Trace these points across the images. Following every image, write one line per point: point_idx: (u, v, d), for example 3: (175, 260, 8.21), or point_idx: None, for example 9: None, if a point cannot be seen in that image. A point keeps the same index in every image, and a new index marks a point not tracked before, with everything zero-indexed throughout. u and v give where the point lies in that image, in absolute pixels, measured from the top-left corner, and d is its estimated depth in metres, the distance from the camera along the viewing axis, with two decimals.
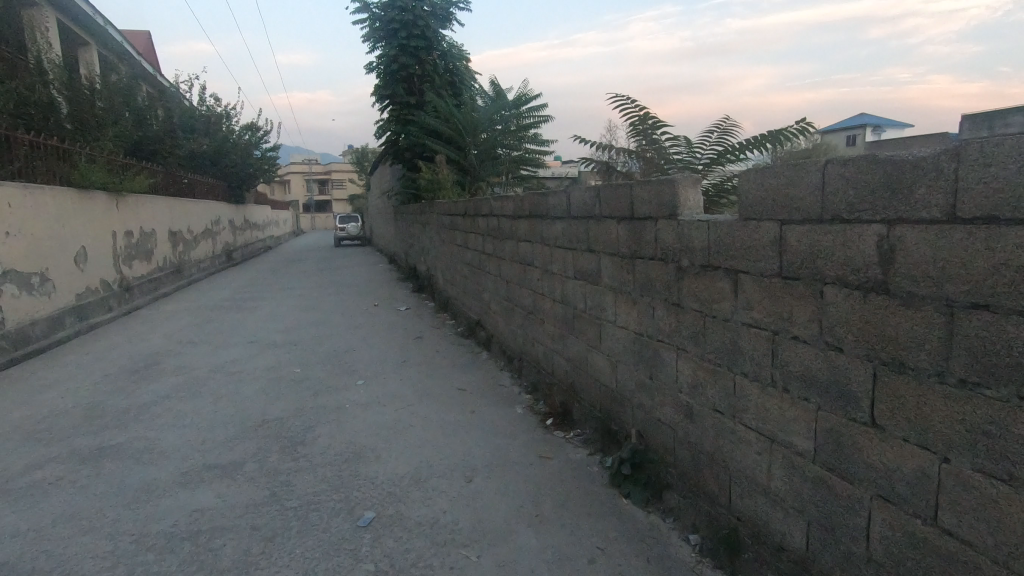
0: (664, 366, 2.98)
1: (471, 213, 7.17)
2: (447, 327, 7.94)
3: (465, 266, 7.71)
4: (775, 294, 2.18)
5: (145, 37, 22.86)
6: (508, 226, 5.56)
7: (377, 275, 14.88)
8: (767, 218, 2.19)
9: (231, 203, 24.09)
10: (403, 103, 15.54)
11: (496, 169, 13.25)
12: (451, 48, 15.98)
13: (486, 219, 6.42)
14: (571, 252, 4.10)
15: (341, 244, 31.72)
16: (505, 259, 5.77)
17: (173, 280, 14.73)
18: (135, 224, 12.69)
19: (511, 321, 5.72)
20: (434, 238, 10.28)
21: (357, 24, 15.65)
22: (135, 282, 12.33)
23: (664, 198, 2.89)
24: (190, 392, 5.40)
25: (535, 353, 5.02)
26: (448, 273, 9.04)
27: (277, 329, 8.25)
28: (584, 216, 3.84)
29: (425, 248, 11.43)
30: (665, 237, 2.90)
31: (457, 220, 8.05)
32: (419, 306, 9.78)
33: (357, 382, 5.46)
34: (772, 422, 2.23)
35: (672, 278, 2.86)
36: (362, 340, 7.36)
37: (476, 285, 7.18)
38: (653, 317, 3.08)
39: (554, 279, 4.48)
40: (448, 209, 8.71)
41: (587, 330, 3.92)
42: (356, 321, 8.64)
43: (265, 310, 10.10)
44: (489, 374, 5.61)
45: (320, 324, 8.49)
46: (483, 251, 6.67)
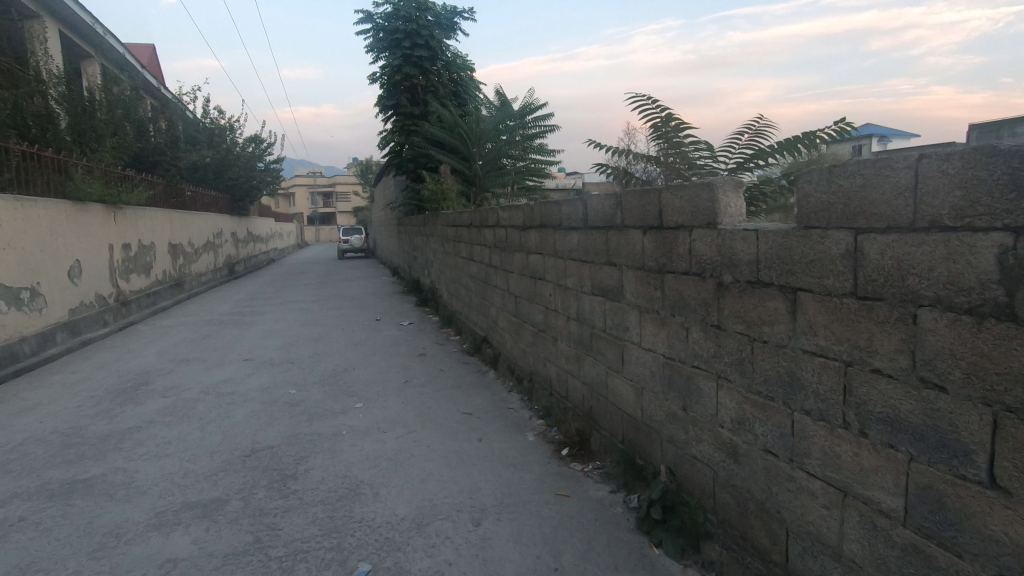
0: (701, 397, 2.61)
1: (477, 224, 6.85)
2: (452, 343, 7.58)
3: (470, 280, 7.37)
4: (847, 318, 1.81)
5: (150, 50, 22.83)
6: (517, 237, 5.23)
7: (380, 288, 14.57)
8: (836, 226, 1.83)
9: (235, 215, 23.92)
10: (407, 113, 15.32)
11: (502, 181, 12.96)
12: (456, 57, 15.78)
13: (493, 230, 6.09)
14: (587, 266, 3.75)
15: (346, 256, 31.52)
16: (514, 273, 5.42)
17: (172, 293, 14.46)
18: (133, 237, 12.44)
19: (520, 339, 5.36)
20: (438, 250, 9.96)
21: (360, 34, 15.49)
22: (133, 296, 12.05)
23: (701, 204, 2.53)
24: (177, 416, 5.05)
25: (547, 374, 4.66)
26: (452, 287, 8.70)
27: (274, 346, 7.91)
28: (603, 226, 3.49)
29: (429, 261, 11.11)
30: (702, 249, 2.53)
31: (462, 232, 7.73)
32: (423, 321, 9.43)
33: (356, 404, 5.10)
34: (845, 473, 1.86)
35: (710, 296, 2.50)
36: (363, 357, 7.02)
37: (482, 299, 6.83)
38: (686, 340, 2.71)
39: (568, 295, 4.12)
40: (452, 220, 8.40)
41: (607, 351, 3.55)
42: (356, 337, 8.29)
43: (263, 326, 9.77)
44: (497, 396, 5.24)
45: (319, 340, 8.15)
46: (490, 264, 6.32)
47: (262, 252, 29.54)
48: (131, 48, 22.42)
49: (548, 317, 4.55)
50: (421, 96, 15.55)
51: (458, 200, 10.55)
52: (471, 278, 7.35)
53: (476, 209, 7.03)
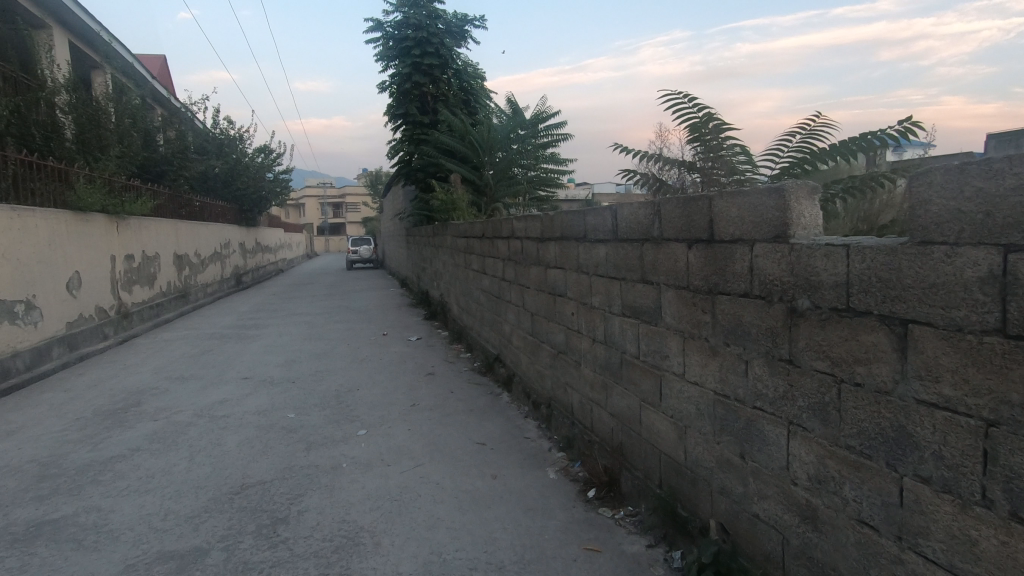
0: (765, 445, 2.17)
1: (490, 235, 6.46)
2: (462, 361, 7.16)
3: (482, 294, 6.96)
4: (991, 364, 1.38)
5: (160, 61, 22.82)
6: (534, 250, 4.82)
7: (388, 300, 14.20)
8: (973, 242, 1.40)
9: (243, 226, 23.74)
10: (417, 122, 15.07)
11: (514, 191, 12.59)
12: (466, 66, 15.54)
13: (507, 242, 5.69)
14: (617, 283, 3.33)
15: (354, 267, 31.32)
16: (530, 288, 5.01)
17: (176, 305, 14.18)
18: (137, 247, 12.19)
19: (537, 361, 4.93)
20: (447, 262, 9.58)
21: (370, 43, 15.29)
22: (135, 308, 11.75)
23: (766, 213, 2.11)
24: (165, 443, 4.66)
25: (569, 401, 4.22)
26: (462, 301, 8.30)
27: (276, 362, 7.53)
28: (636, 238, 3.07)
29: (438, 272, 10.73)
30: (767, 267, 2.11)
31: (473, 243, 7.34)
32: (432, 336, 9.03)
33: (359, 431, 4.69)
34: (984, 565, 1.42)
35: (779, 325, 2.06)
36: (367, 376, 6.62)
37: (495, 315, 6.42)
38: (745, 375, 2.27)
39: (593, 315, 3.70)
40: (463, 230, 8.02)
41: (641, 381, 3.12)
42: (362, 353, 7.90)
43: (266, 340, 9.42)
44: (512, 423, 4.81)
45: (323, 356, 7.77)
46: (503, 277, 5.91)
47: (270, 263, 29.34)
48: (141, 59, 22.42)
49: (570, 339, 4.12)
50: (431, 105, 15.30)
51: (468, 209, 10.13)
52: (482, 292, 6.94)
53: (488, 219, 6.65)
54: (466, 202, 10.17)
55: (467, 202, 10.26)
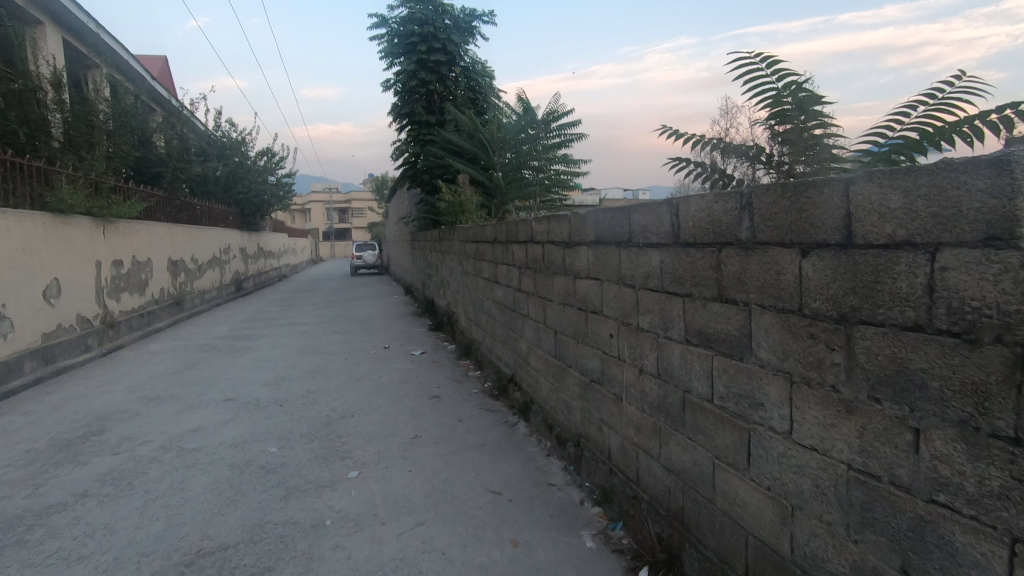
0: (954, 566, 1.40)
1: (503, 239, 5.71)
2: (472, 381, 6.38)
3: (495, 305, 6.19)
4: None
5: (161, 62, 22.27)
6: (559, 256, 4.05)
7: (392, 309, 13.46)
8: None
9: (244, 230, 23.11)
10: (423, 122, 14.39)
11: (526, 193, 11.84)
12: (475, 62, 14.84)
13: (524, 247, 4.93)
14: (679, 301, 2.55)
15: (358, 273, 30.67)
16: (553, 302, 4.24)
17: (169, 313, 13.51)
18: (126, 252, 11.52)
19: (563, 389, 4.16)
20: (455, 269, 8.83)
21: (373, 39, 14.63)
22: (122, 317, 11.06)
23: (964, 201, 1.34)
24: (120, 486, 3.91)
25: (605, 443, 3.44)
26: (472, 311, 7.54)
27: (265, 380, 6.80)
28: (711, 242, 2.30)
29: (444, 280, 9.99)
30: (967, 285, 1.34)
31: (484, 247, 6.56)
32: (437, 350, 8.26)
33: (349, 474, 3.93)
34: None
35: (992, 380, 1.29)
36: (365, 398, 5.86)
37: (509, 330, 5.66)
38: (912, 450, 1.50)
39: (641, 340, 2.93)
40: (472, 232, 7.25)
41: (716, 433, 2.34)
42: (360, 370, 7.14)
43: (258, 353, 8.70)
44: (532, 463, 4.03)
45: (317, 373, 7.03)
46: (520, 288, 5.14)
47: (272, 268, 28.69)
48: (141, 60, 21.88)
49: (607, 365, 3.35)
50: (438, 104, 14.62)
51: (486, 214, 9.47)
52: (495, 303, 6.17)
53: (500, 221, 5.90)
54: (484, 207, 9.49)
55: (485, 207, 9.58)
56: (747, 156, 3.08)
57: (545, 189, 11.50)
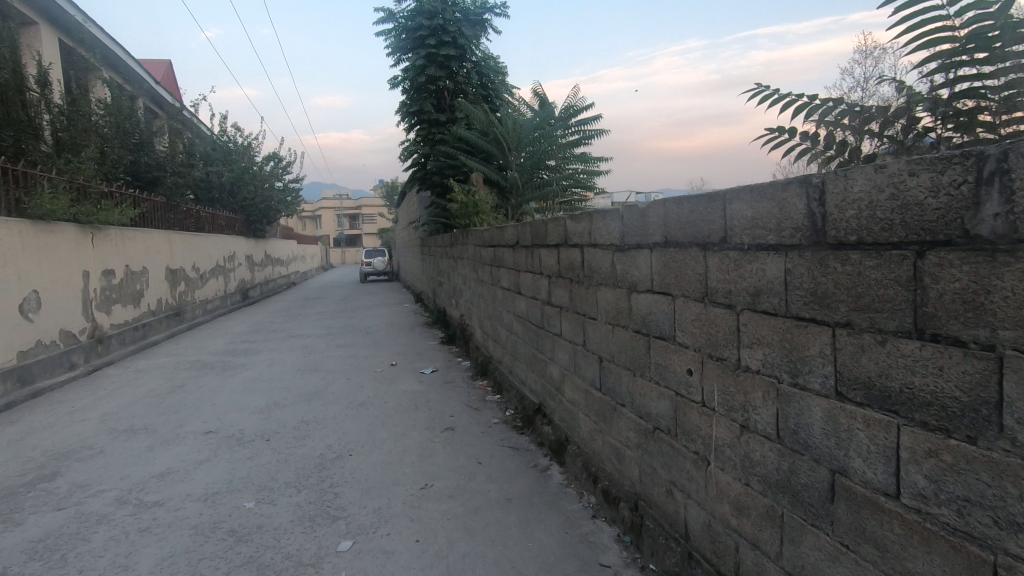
0: None
1: (526, 243, 4.85)
2: (490, 408, 5.50)
3: (517, 319, 5.30)
4: None
5: (165, 66, 21.76)
6: (607, 262, 3.18)
7: (401, 319, 12.63)
8: None
9: (249, 237, 22.49)
10: (432, 120, 13.61)
11: (543, 194, 10.92)
12: (487, 57, 14.03)
13: (556, 252, 4.06)
14: (823, 332, 1.67)
15: (367, 280, 30.02)
16: (597, 320, 3.37)
17: (166, 325, 12.82)
18: (118, 261, 10.81)
19: (612, 431, 3.27)
20: (469, 277, 7.98)
21: (380, 35, 13.86)
22: (113, 331, 10.34)
23: None
24: (53, 559, 3.09)
25: (678, 517, 2.54)
26: (489, 324, 6.66)
27: (255, 405, 5.98)
28: (901, 243, 1.42)
29: (457, 289, 9.14)
30: None
31: (504, 251, 5.68)
32: (450, 368, 7.40)
33: (341, 545, 3.07)
34: None
35: None
36: (366, 431, 5.01)
37: (535, 350, 4.78)
38: None
39: (745, 385, 2.04)
40: (489, 234, 6.39)
41: (906, 551, 1.45)
42: (363, 393, 6.30)
43: (254, 371, 7.91)
44: (575, 530, 3.14)
45: (315, 397, 6.21)
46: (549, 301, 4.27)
47: (280, 275, 28.08)
48: (145, 65, 21.45)
49: (682, 413, 2.47)
50: (449, 101, 13.85)
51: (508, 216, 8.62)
52: (517, 317, 5.28)
53: (522, 222, 5.04)
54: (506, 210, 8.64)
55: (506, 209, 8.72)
56: (862, 129, 2.26)
57: (563, 190, 10.59)
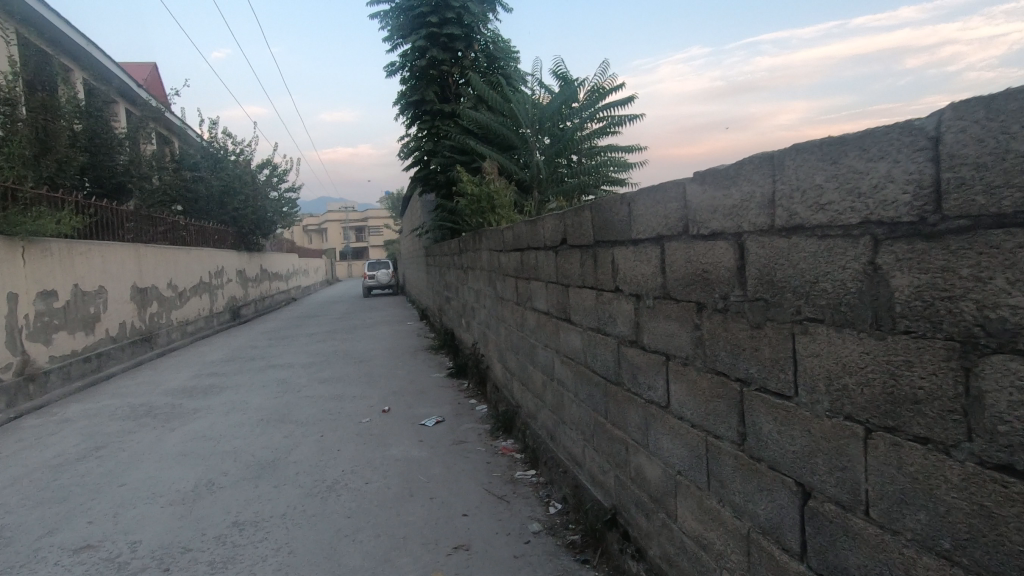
0: None
1: (579, 244, 3.01)
2: (523, 497, 3.60)
3: (565, 359, 3.42)
4: None
5: (150, 68, 20.32)
6: (848, 269, 1.28)
7: (402, 342, 10.78)
8: None
9: (241, 250, 20.77)
10: (435, 110, 11.87)
11: (568, 188, 9.00)
12: (496, 39, 12.25)
13: (656, 250, 2.17)
14: None
15: (372, 294, 28.40)
16: (795, 402, 1.49)
17: (131, 353, 11.06)
18: (62, 280, 9.05)
19: None
20: (483, 293, 6.14)
21: (373, 16, 12.09)
22: (53, 364, 8.58)
23: None
24: None
25: None
26: (515, 360, 4.77)
27: (179, 488, 4.12)
28: None
29: (468, 307, 7.30)
30: None
31: (538, 254, 3.80)
32: (460, 416, 5.52)
33: None
34: None
35: None
36: (328, 547, 3.13)
37: (600, 418, 2.90)
38: None
39: None
40: (513, 232, 4.53)
41: None
42: (338, 462, 4.44)
43: (205, 420, 6.07)
44: None
45: (270, 471, 4.34)
46: (639, 340, 2.38)
47: (278, 290, 26.33)
48: (129, 68, 20.06)
49: None
50: (455, 90, 12.06)
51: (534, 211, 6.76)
52: (565, 358, 3.40)
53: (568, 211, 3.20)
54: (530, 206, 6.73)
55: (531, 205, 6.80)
56: None
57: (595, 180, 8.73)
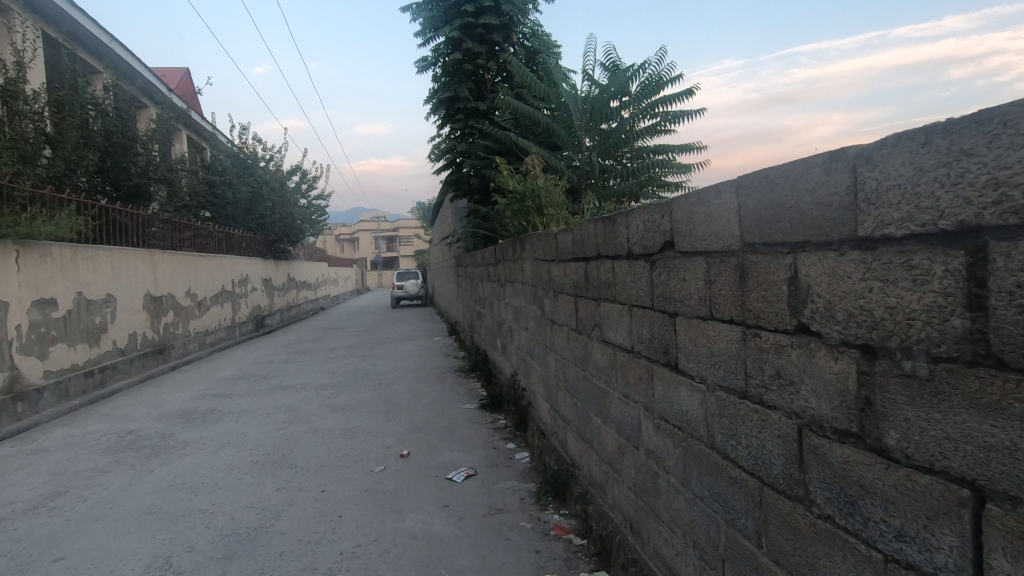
0: None
1: (704, 252, 1.88)
2: None
3: (664, 423, 2.27)
4: None
5: (182, 73, 20.05)
6: None
7: (429, 361, 9.74)
8: None
9: (268, 258, 20.19)
10: (469, 107, 10.89)
11: (618, 188, 7.84)
12: (536, 31, 11.22)
13: (953, 261, 1.01)
14: None
15: (400, 305, 27.61)
16: None
17: (139, 366, 10.30)
18: (63, 287, 8.32)
19: None
20: (526, 312, 5.03)
21: (404, 9, 11.22)
22: (48, 380, 7.81)
23: None
24: None
25: None
26: (572, 406, 3.63)
27: (128, 571, 3.10)
28: None
29: (505, 327, 6.19)
30: None
31: (618, 266, 2.66)
32: (496, 468, 4.40)
33: None
34: None
35: None
36: None
37: (742, 539, 1.74)
38: None
39: None
40: (572, 234, 3.41)
41: None
42: (337, 539, 3.35)
43: (193, 458, 5.10)
44: None
45: (248, 549, 3.28)
46: (868, 436, 1.22)
47: (306, 300, 25.73)
48: (161, 72, 19.80)
49: None
50: (491, 86, 11.06)
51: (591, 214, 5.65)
52: (665, 423, 2.25)
53: (677, 201, 2.07)
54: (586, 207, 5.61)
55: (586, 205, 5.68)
56: None
57: (651, 182, 7.61)
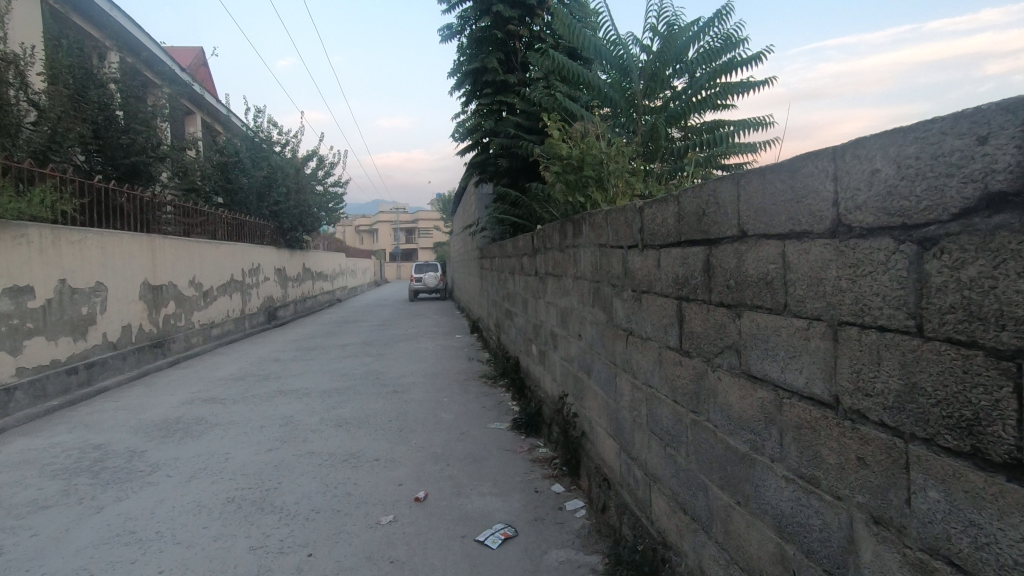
0: None
1: None
2: None
3: (945, 569, 1.12)
4: None
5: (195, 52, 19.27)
6: None
7: (449, 364, 8.65)
8: None
9: (281, 247, 19.31)
10: (499, 81, 9.72)
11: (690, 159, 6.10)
12: None
13: None
14: None
15: (418, 298, 26.63)
16: None
17: (133, 362, 9.40)
18: (41, 274, 7.44)
19: None
20: (580, 315, 3.88)
21: None
22: (20, 378, 6.90)
23: None
24: None
25: None
26: (664, 459, 2.50)
27: None
28: None
29: (546, 333, 5.04)
30: None
31: (800, 251, 1.51)
32: (542, 526, 3.28)
33: None
34: None
35: None
36: None
37: None
38: None
39: None
40: (678, 208, 2.26)
41: None
42: None
43: (157, 491, 4.07)
44: None
45: None
46: None
47: (321, 291, 24.85)
48: (174, 52, 19.03)
49: None
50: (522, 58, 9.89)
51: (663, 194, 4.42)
52: (950, 573, 1.11)
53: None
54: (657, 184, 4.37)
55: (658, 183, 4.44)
56: None
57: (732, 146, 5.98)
